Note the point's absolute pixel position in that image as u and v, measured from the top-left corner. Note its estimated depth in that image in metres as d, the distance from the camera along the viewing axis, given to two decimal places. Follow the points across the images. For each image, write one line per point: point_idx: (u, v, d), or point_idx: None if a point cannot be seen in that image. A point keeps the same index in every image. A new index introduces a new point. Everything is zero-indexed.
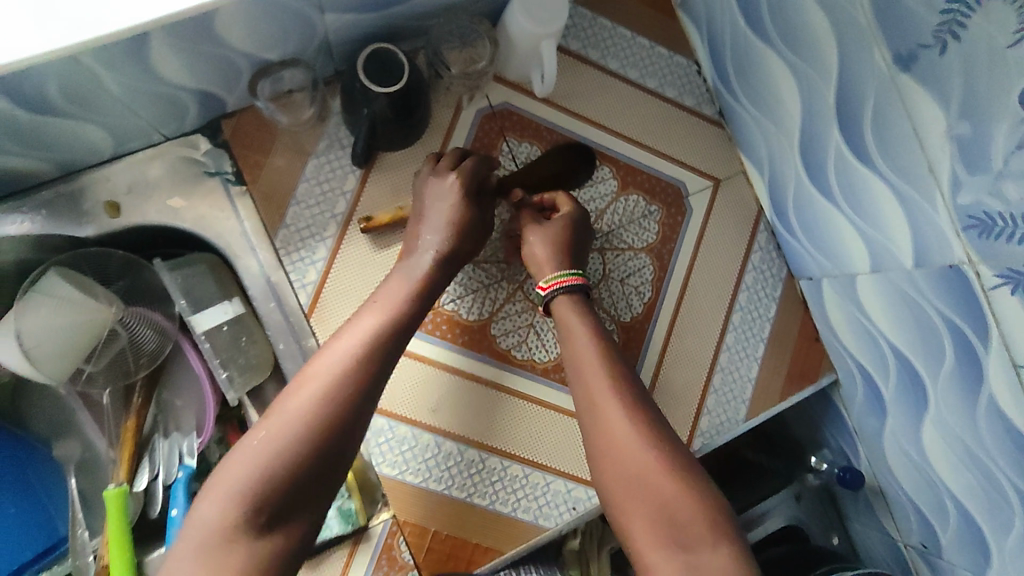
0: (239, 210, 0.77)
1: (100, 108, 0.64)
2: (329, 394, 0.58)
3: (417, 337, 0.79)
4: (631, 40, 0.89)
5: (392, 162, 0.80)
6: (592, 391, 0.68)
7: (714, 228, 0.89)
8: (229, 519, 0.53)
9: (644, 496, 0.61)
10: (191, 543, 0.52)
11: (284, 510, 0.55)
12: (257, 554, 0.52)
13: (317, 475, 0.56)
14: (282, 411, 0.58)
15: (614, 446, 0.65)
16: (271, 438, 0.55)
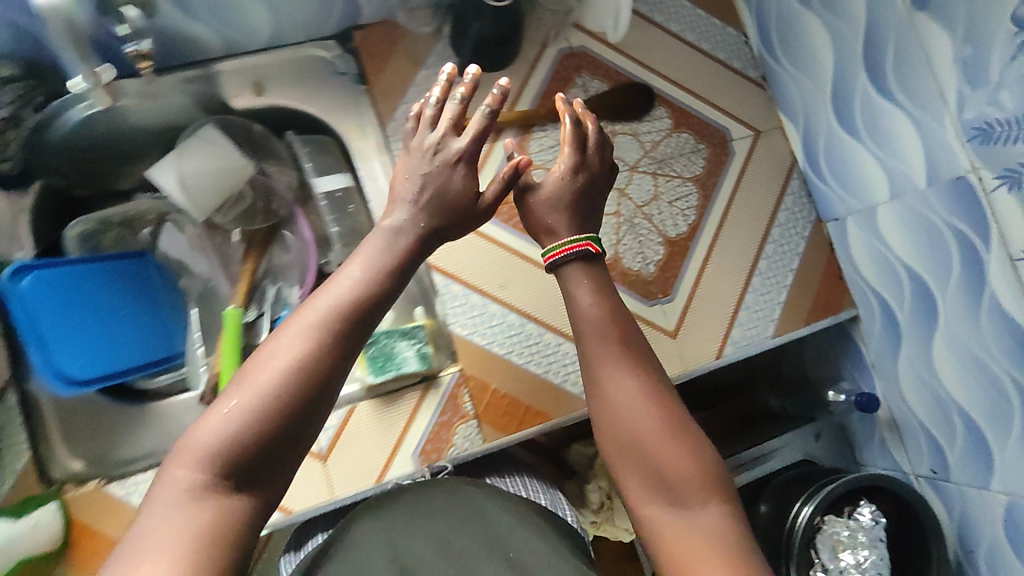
0: (358, 102, 0.92)
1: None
2: (303, 358, 0.55)
3: (493, 224, 0.91)
4: (690, 10, 1.04)
5: (486, 80, 0.95)
6: (600, 363, 0.68)
7: (754, 170, 1.02)
8: (199, 479, 0.51)
9: (644, 461, 0.64)
10: (158, 503, 0.50)
11: (254, 474, 0.53)
12: (228, 513, 0.51)
13: (291, 442, 0.54)
14: (254, 375, 0.54)
15: (614, 419, 0.66)
16: (240, 405, 0.52)
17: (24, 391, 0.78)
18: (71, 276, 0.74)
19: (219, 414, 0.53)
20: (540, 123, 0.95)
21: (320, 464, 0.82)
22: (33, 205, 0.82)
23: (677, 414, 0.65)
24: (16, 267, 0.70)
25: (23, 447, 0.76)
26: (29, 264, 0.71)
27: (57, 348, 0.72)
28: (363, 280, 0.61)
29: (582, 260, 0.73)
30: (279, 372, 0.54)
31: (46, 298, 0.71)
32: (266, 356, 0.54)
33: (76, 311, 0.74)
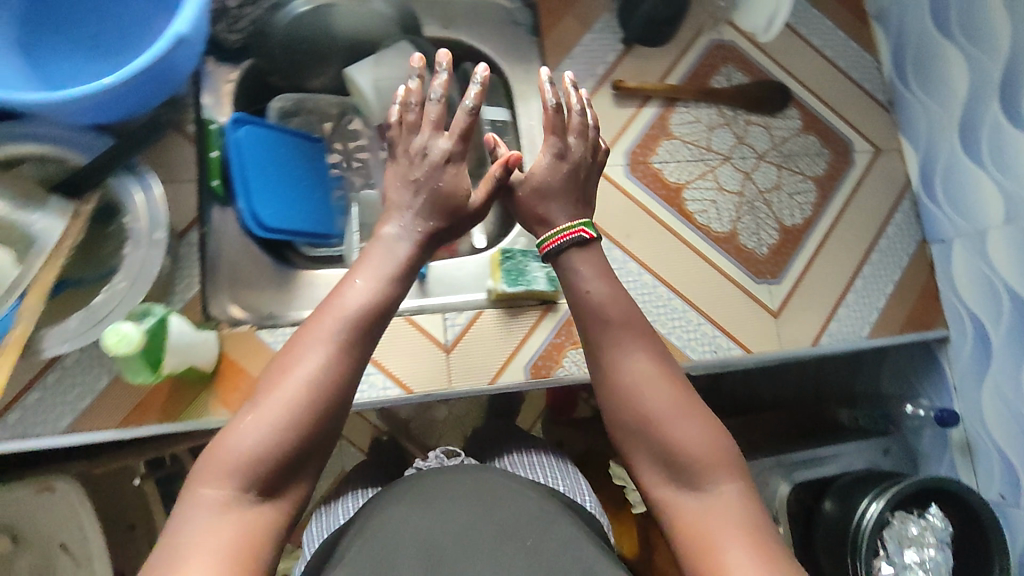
0: (528, 51, 1.02)
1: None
2: (324, 365, 0.56)
3: (628, 179, 0.99)
4: (832, 31, 1.12)
5: (643, 53, 1.04)
6: (617, 338, 0.64)
7: (871, 182, 1.07)
8: (232, 493, 0.51)
9: (655, 441, 0.59)
10: (188, 520, 0.50)
11: (282, 479, 0.53)
12: (261, 522, 0.51)
13: (312, 451, 0.54)
14: (271, 389, 0.54)
15: (624, 409, 0.61)
16: (263, 417, 0.53)
17: (203, 233, 0.86)
18: (274, 137, 0.87)
19: (240, 432, 0.53)
20: (684, 99, 1.03)
21: (443, 354, 0.89)
22: (239, 78, 0.93)
23: (687, 392, 0.62)
24: (235, 119, 0.83)
25: (196, 280, 0.85)
26: (246, 117, 0.84)
27: (256, 194, 0.84)
28: (382, 292, 0.62)
29: (577, 247, 0.70)
30: (304, 381, 0.55)
31: (255, 149, 0.84)
32: (285, 367, 0.55)
33: (274, 168, 0.86)
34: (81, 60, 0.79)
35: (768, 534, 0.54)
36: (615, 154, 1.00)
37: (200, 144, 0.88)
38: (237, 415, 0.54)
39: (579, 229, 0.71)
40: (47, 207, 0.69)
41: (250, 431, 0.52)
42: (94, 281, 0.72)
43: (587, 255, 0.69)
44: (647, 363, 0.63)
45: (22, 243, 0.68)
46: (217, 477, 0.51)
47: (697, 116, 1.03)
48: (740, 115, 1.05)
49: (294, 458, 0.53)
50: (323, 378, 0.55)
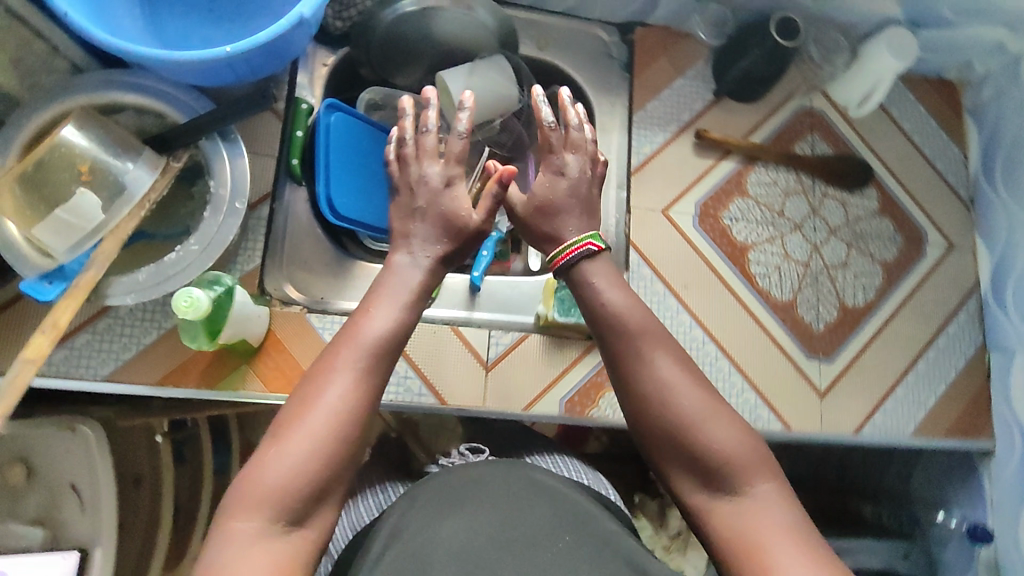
0: (617, 85, 1.02)
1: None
2: (345, 396, 0.56)
3: (695, 229, 0.98)
4: (924, 117, 1.08)
5: (731, 106, 1.02)
6: (647, 349, 0.65)
7: (939, 277, 1.05)
8: (262, 525, 0.51)
9: (690, 444, 0.61)
10: (221, 553, 0.50)
11: (309, 507, 0.53)
12: (291, 550, 0.52)
13: (336, 480, 0.55)
14: (294, 420, 0.55)
15: (655, 416, 0.63)
16: (289, 450, 0.53)
17: (273, 209, 0.87)
18: (361, 127, 0.87)
19: (266, 468, 0.53)
20: (765, 160, 1.01)
21: (483, 371, 0.88)
22: (333, 64, 0.95)
23: (717, 395, 0.63)
24: (329, 104, 0.84)
25: (257, 254, 0.85)
26: (340, 104, 0.84)
27: (335, 181, 0.84)
28: (402, 323, 0.63)
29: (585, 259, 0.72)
30: (327, 413, 0.55)
31: (342, 137, 0.85)
32: (307, 398, 0.56)
33: (356, 157, 0.86)
34: (193, 17, 0.79)
35: (812, 530, 0.57)
36: (687, 202, 0.98)
37: (286, 123, 0.89)
38: (261, 447, 0.55)
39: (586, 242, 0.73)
40: (141, 159, 0.69)
41: (275, 467, 0.53)
42: (169, 237, 0.73)
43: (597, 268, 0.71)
44: (677, 367, 0.64)
45: (109, 189, 0.68)
46: (247, 511, 0.51)
47: (775, 179, 1.01)
48: (818, 185, 1.03)
49: (318, 489, 0.53)
50: (345, 406, 0.55)
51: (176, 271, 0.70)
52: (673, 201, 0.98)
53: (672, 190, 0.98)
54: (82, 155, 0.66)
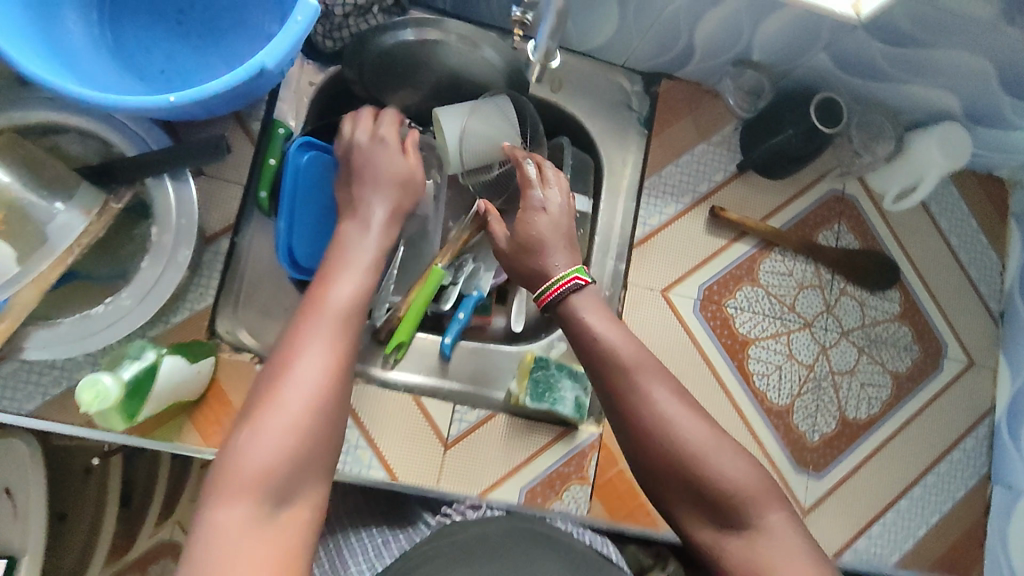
0: (632, 142, 0.92)
1: (631, 13, 0.79)
2: (323, 364, 0.52)
3: (695, 317, 0.89)
4: (965, 217, 0.98)
5: (755, 182, 0.92)
6: (641, 381, 0.65)
7: (952, 396, 0.96)
8: (246, 509, 0.46)
9: (696, 476, 0.62)
10: (207, 544, 0.45)
11: (297, 485, 0.49)
12: (282, 531, 0.47)
13: (320, 454, 0.50)
14: (266, 394, 0.51)
15: (657, 451, 0.64)
16: (267, 427, 0.49)
17: (234, 243, 0.80)
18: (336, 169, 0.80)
19: (243, 452, 0.48)
20: (782, 247, 0.92)
21: (441, 449, 0.81)
22: (321, 84, 0.84)
23: (714, 424, 0.64)
24: (303, 142, 0.79)
25: (211, 292, 0.78)
26: (314, 142, 0.79)
27: (298, 228, 0.78)
28: (362, 291, 0.60)
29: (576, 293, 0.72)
30: (307, 376, 0.51)
31: (312, 177, 0.78)
32: (279, 375, 0.51)
33: (327, 201, 0.80)
34: (160, 28, 0.69)
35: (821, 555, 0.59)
36: (689, 285, 0.89)
37: (259, 148, 0.80)
38: (233, 432, 0.50)
39: (575, 276, 0.73)
40: (71, 202, 0.61)
41: (254, 448, 0.48)
42: (104, 280, 0.65)
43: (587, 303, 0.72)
44: (671, 398, 0.65)
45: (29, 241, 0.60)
46: (230, 493, 0.46)
47: (790, 269, 0.92)
48: (836, 281, 0.94)
49: (305, 465, 0.49)
50: (319, 367, 0.52)
51: (104, 325, 0.62)
52: (674, 281, 0.89)
53: (676, 269, 0.89)
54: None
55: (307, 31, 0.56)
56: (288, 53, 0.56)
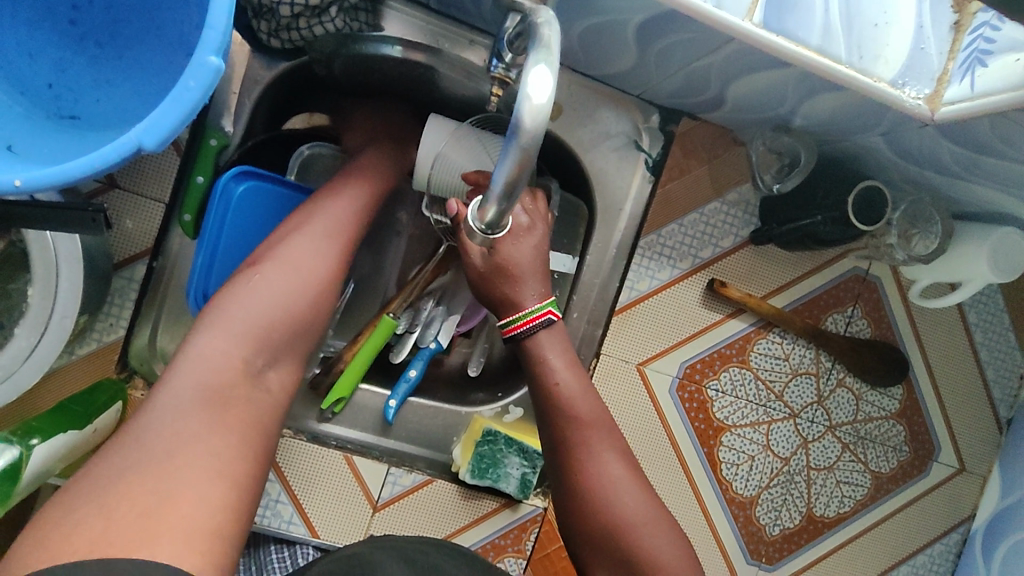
0: (635, 187, 0.78)
1: (652, 55, 0.63)
2: (330, 243, 0.59)
3: (670, 396, 0.80)
4: (997, 312, 0.87)
5: (769, 253, 0.79)
6: (591, 440, 0.63)
7: (931, 500, 0.89)
8: (235, 360, 0.49)
9: (623, 549, 0.59)
10: (197, 376, 0.47)
11: (277, 355, 0.52)
12: (259, 390, 0.50)
13: (302, 330, 0.55)
14: (269, 264, 0.55)
15: (592, 515, 0.60)
16: (269, 284, 0.53)
17: (152, 267, 0.69)
18: (277, 202, 0.70)
19: (241, 300, 0.52)
20: (783, 329, 0.81)
21: (369, 512, 0.75)
22: (269, 83, 0.70)
23: (655, 499, 0.62)
24: (241, 170, 0.68)
25: (122, 323, 0.69)
26: (254, 171, 0.68)
27: (219, 270, 0.67)
28: (367, 187, 0.67)
29: (547, 327, 0.68)
30: (307, 253, 0.57)
31: (244, 214, 0.68)
32: (282, 244, 0.57)
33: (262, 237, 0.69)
34: (45, 28, 0.54)
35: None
36: (670, 361, 0.80)
37: (188, 162, 0.69)
38: (232, 287, 0.53)
39: (547, 311, 0.68)
40: None
41: (252, 298, 0.52)
42: None
43: (557, 340, 0.68)
44: (620, 465, 0.62)
45: None
46: (224, 336, 0.50)
47: (786, 354, 0.82)
48: (836, 370, 0.84)
49: (296, 333, 0.54)
50: (323, 253, 0.58)
51: None
52: (653, 355, 0.79)
53: (657, 342, 0.79)
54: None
55: (198, 102, 0.43)
56: (174, 129, 0.44)
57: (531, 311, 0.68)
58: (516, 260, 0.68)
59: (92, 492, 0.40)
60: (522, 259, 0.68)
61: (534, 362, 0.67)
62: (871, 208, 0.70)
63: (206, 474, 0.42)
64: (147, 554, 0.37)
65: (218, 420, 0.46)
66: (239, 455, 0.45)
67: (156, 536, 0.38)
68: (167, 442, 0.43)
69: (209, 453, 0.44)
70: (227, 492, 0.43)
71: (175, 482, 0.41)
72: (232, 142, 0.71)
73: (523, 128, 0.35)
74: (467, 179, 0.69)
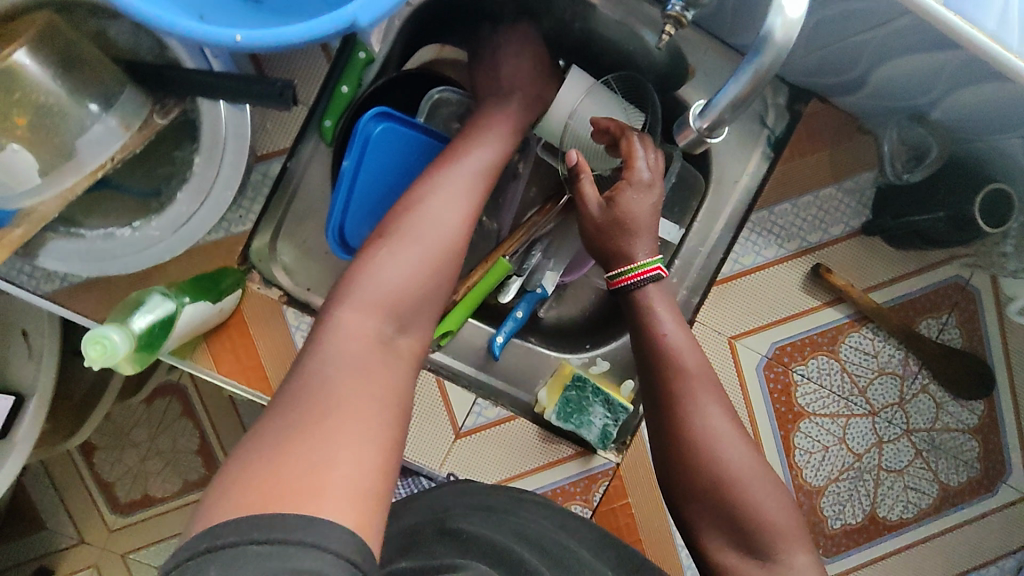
0: (751, 163, 0.79)
1: (809, 26, 0.64)
2: (457, 210, 0.61)
3: (756, 374, 0.81)
4: None
5: (875, 246, 0.80)
6: (700, 393, 0.64)
7: (993, 522, 0.88)
8: (373, 330, 0.53)
9: (731, 502, 0.60)
10: (339, 347, 0.51)
11: (408, 319, 0.56)
12: (396, 353, 0.54)
13: (432, 297, 0.58)
14: (397, 241, 0.58)
15: (696, 468, 0.61)
16: (399, 257, 0.57)
17: (286, 167, 0.71)
18: (412, 142, 0.68)
19: (375, 273, 0.56)
20: (877, 325, 0.82)
21: (451, 437, 0.77)
22: (422, 5, 0.71)
23: (759, 455, 0.63)
24: (378, 110, 0.66)
25: (251, 218, 0.71)
26: (392, 113, 0.66)
27: (357, 207, 0.67)
28: (490, 152, 0.68)
29: (656, 283, 0.68)
30: (433, 226, 0.59)
31: (384, 151, 0.67)
32: (414, 213, 0.60)
33: (397, 173, 0.69)
34: None
35: None
36: (762, 339, 0.80)
37: (334, 69, 0.70)
38: (365, 263, 0.57)
39: (656, 267, 0.68)
40: (109, 110, 0.53)
41: (384, 271, 0.56)
42: (135, 194, 0.59)
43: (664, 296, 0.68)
44: (726, 419, 0.63)
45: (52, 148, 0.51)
46: (361, 308, 0.54)
47: (876, 351, 0.82)
48: (921, 376, 0.84)
49: (423, 300, 0.57)
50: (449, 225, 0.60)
51: (129, 252, 0.58)
52: (747, 330, 0.80)
53: (753, 318, 0.80)
54: (21, 104, 0.49)
55: None
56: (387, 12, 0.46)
57: (639, 265, 0.68)
58: (636, 215, 0.68)
59: (261, 455, 0.43)
60: (642, 214, 0.68)
61: (643, 312, 0.68)
62: (996, 210, 0.71)
63: (359, 426, 0.45)
64: (315, 505, 0.39)
65: (358, 385, 0.49)
66: (381, 407, 0.48)
67: (320, 490, 0.40)
68: (317, 407, 0.46)
69: (355, 417, 0.46)
70: (377, 451, 0.45)
71: (330, 444, 0.43)
72: (376, 58, 0.72)
73: (773, 40, 0.40)
74: (597, 127, 0.72)
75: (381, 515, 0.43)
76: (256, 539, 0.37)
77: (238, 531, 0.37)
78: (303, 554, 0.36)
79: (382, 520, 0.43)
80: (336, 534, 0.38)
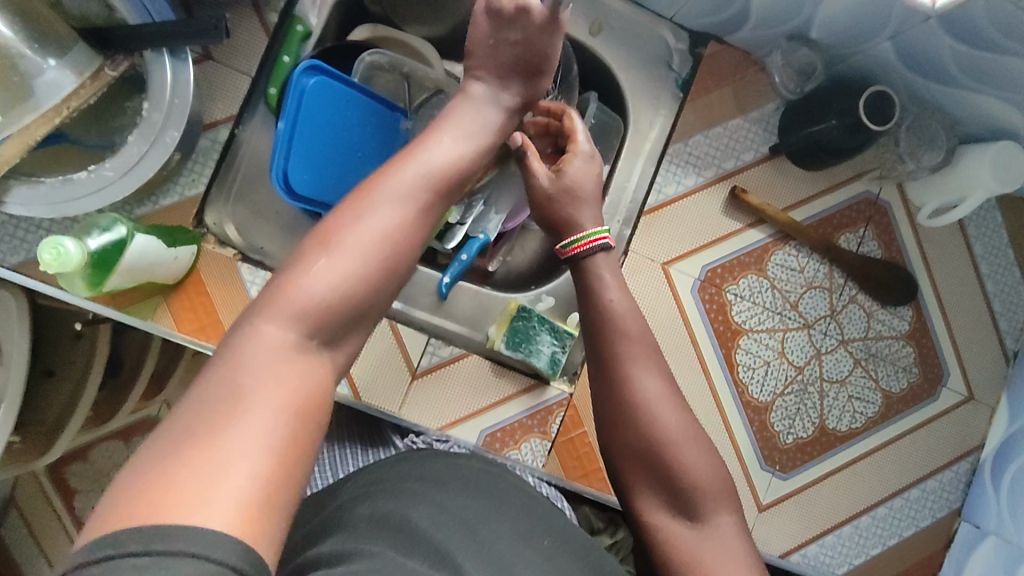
0: (664, 103, 0.88)
1: None
2: (400, 217, 0.56)
3: (691, 294, 0.86)
4: (1003, 246, 0.91)
5: (786, 168, 0.87)
6: (638, 361, 0.68)
7: (942, 426, 0.92)
8: (292, 337, 0.49)
9: (665, 461, 0.65)
10: (255, 355, 0.47)
11: (335, 333, 0.52)
12: (318, 365, 0.50)
13: (367, 306, 0.54)
14: (337, 245, 0.53)
15: (632, 429, 0.66)
16: (333, 268, 0.52)
17: (234, 134, 0.78)
18: (344, 97, 0.76)
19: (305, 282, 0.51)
20: (799, 242, 0.88)
21: (408, 378, 0.81)
22: None
23: (693, 419, 0.67)
24: (310, 65, 0.73)
25: (203, 180, 0.77)
26: (323, 67, 0.74)
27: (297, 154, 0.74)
28: (457, 148, 0.63)
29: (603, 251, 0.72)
30: (376, 236, 0.54)
31: (318, 102, 0.74)
32: (356, 221, 0.54)
33: (332, 127, 0.76)
34: None
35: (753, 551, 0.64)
36: (692, 263, 0.86)
37: (274, 43, 0.78)
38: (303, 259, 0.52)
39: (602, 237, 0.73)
40: (62, 60, 0.60)
41: (320, 280, 0.51)
42: (90, 148, 0.65)
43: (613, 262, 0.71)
44: (661, 385, 0.67)
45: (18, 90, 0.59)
46: (282, 315, 0.50)
47: (802, 267, 0.88)
48: (847, 287, 0.89)
49: (356, 308, 0.53)
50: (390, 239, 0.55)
51: (85, 193, 0.64)
52: (677, 256, 0.86)
53: (682, 243, 0.86)
54: None
55: None
56: None
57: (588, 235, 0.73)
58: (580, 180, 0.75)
59: (154, 467, 0.41)
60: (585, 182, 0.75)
61: (585, 281, 0.71)
62: (874, 108, 0.79)
63: (255, 456, 0.43)
64: (202, 517, 0.38)
65: (266, 408, 0.45)
66: (288, 433, 0.45)
67: (207, 499, 0.39)
68: (211, 429, 0.43)
69: (259, 432, 0.44)
70: (274, 473, 0.43)
71: (226, 455, 0.42)
72: (314, 32, 0.80)
73: None
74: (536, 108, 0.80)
75: (282, 520, 0.42)
76: (134, 550, 0.36)
77: (116, 545, 0.36)
78: (182, 563, 0.36)
79: (286, 522, 0.43)
80: (221, 543, 0.38)
